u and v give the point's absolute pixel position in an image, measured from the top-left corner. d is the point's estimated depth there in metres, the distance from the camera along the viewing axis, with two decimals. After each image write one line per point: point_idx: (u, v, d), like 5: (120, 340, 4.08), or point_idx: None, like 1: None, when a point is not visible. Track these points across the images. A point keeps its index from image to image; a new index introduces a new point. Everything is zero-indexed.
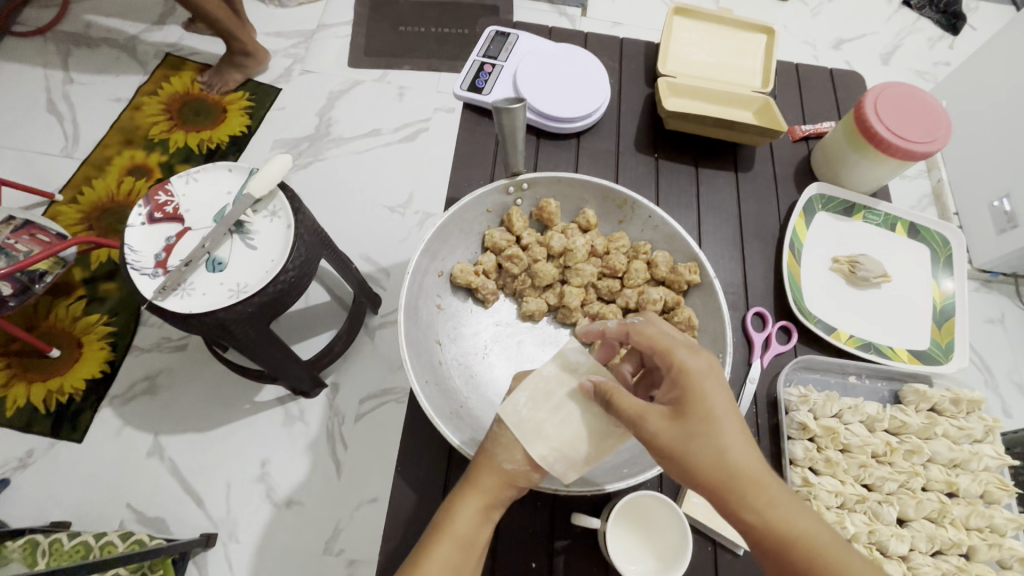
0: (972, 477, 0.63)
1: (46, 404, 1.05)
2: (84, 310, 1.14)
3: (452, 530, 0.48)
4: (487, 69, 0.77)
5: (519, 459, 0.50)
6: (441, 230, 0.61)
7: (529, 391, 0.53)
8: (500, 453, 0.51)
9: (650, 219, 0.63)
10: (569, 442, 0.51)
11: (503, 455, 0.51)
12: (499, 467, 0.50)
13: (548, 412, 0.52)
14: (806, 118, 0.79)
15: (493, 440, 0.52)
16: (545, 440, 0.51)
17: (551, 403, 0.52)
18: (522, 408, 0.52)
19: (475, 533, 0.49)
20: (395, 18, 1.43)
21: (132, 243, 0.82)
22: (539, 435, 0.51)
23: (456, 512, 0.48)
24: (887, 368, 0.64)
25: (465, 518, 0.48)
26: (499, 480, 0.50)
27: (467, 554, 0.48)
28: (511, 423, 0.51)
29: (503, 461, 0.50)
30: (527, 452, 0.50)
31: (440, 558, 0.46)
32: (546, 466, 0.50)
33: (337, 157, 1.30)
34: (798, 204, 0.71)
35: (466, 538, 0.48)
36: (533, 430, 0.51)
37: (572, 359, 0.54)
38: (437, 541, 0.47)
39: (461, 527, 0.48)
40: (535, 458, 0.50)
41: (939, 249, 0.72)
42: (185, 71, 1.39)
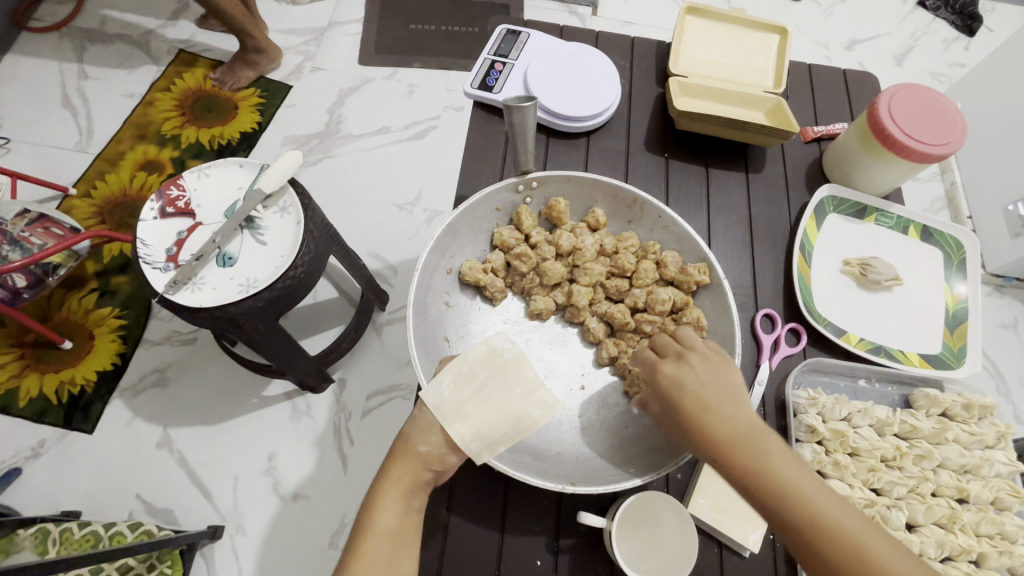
0: (983, 483, 0.63)
1: (58, 395, 1.06)
2: (96, 303, 1.15)
3: (376, 528, 0.49)
4: (499, 67, 0.77)
5: (433, 441, 0.51)
6: (450, 228, 0.61)
7: (453, 374, 0.52)
8: (413, 437, 0.52)
9: (659, 220, 0.63)
10: (488, 424, 0.50)
11: (418, 438, 0.52)
12: (414, 450, 0.52)
13: (469, 397, 0.51)
14: (818, 119, 0.79)
15: (410, 425, 0.53)
16: (464, 420, 0.51)
17: (474, 387, 0.52)
18: (444, 390, 0.52)
19: (399, 524, 0.50)
20: (406, 16, 1.43)
21: (144, 238, 0.83)
22: (458, 416, 0.51)
23: (377, 510, 0.50)
24: (898, 372, 0.64)
25: (386, 513, 0.50)
26: (411, 466, 0.51)
27: (398, 547, 0.49)
28: (432, 405, 0.51)
29: (417, 444, 0.52)
30: (441, 436, 0.51)
31: (369, 559, 0.48)
32: (464, 448, 0.50)
33: (346, 154, 1.31)
34: (809, 206, 0.71)
35: (390, 531, 0.49)
36: (452, 412, 0.51)
37: (498, 345, 0.53)
38: (363, 543, 0.49)
39: (383, 522, 0.50)
40: (447, 443, 0.51)
41: (953, 252, 0.71)
42: (197, 67, 1.41)
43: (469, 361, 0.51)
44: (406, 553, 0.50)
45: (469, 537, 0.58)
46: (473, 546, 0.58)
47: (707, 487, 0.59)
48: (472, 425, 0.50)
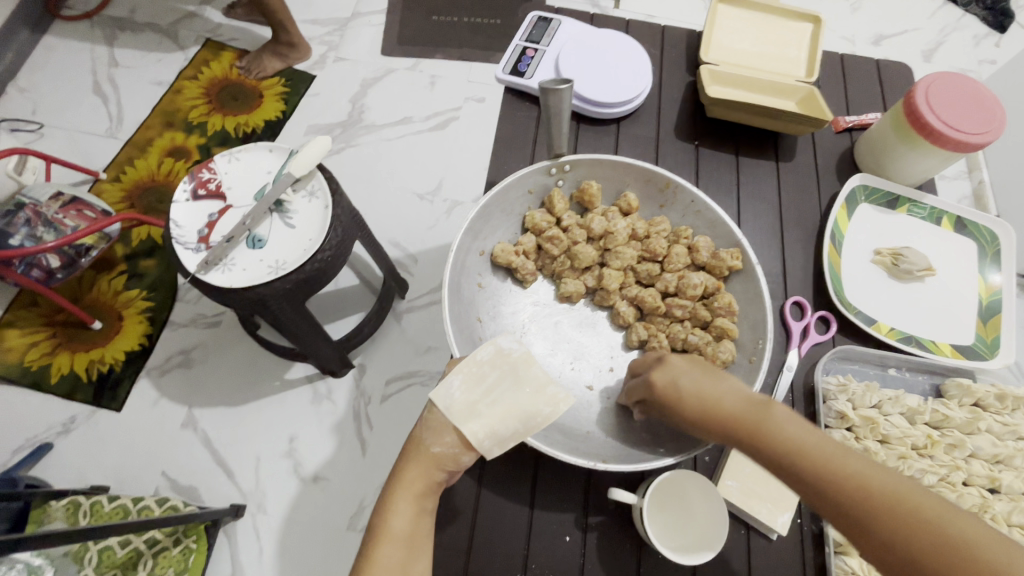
0: (1016, 474, 0.61)
1: (87, 374, 1.09)
2: (125, 285, 1.18)
3: (390, 531, 0.50)
4: (530, 53, 0.78)
5: (446, 442, 0.53)
6: (483, 209, 0.62)
7: (462, 375, 0.54)
8: (427, 440, 0.53)
9: (692, 204, 0.64)
10: (501, 422, 0.52)
11: (431, 439, 0.53)
12: (428, 452, 0.53)
13: (481, 396, 0.53)
14: (850, 109, 0.78)
15: (423, 426, 0.54)
16: (478, 419, 0.52)
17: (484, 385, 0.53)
18: (455, 391, 0.53)
19: (413, 526, 0.51)
20: (429, 7, 1.44)
21: (177, 219, 0.85)
22: (472, 415, 0.52)
23: (390, 513, 0.50)
24: (929, 361, 0.64)
25: (401, 515, 0.50)
26: (426, 467, 0.53)
27: (413, 550, 0.50)
28: (443, 406, 0.52)
29: (430, 445, 0.53)
30: (455, 434, 0.53)
31: (382, 560, 0.48)
32: (478, 446, 0.51)
33: (369, 143, 1.32)
34: (840, 195, 0.71)
35: (405, 533, 0.50)
36: (464, 412, 0.52)
37: (505, 345, 0.54)
38: (379, 545, 0.49)
39: (397, 525, 0.50)
40: (461, 441, 0.52)
41: (987, 244, 0.71)
42: (225, 56, 1.43)
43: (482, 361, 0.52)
44: (420, 554, 0.50)
45: (499, 512, 0.60)
46: (503, 521, 0.60)
47: (736, 469, 0.60)
48: (486, 423, 0.52)
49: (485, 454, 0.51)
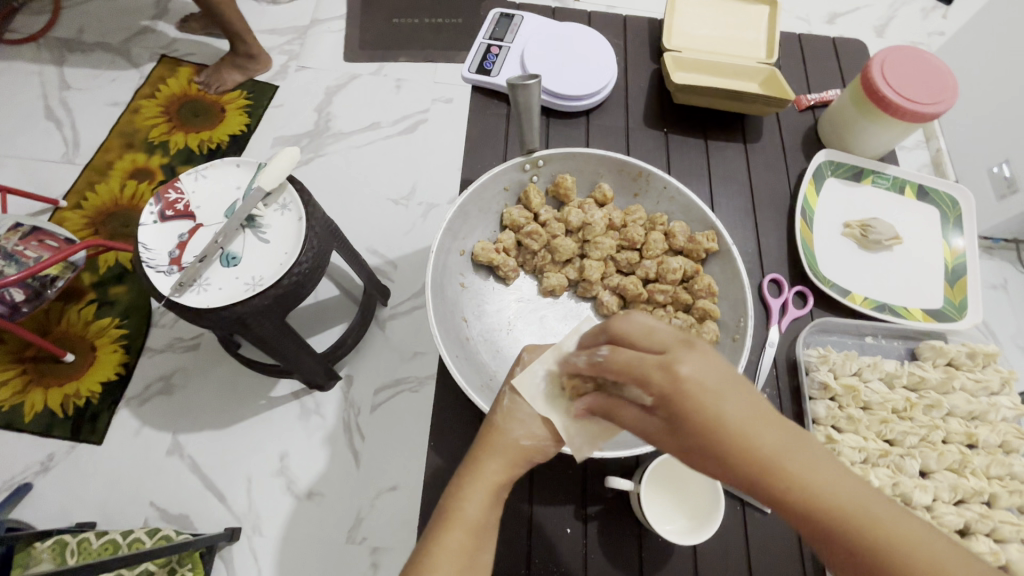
0: (990, 428, 0.64)
1: (63, 409, 1.06)
2: (96, 314, 1.15)
3: (462, 518, 0.45)
4: (495, 50, 0.78)
5: (535, 435, 0.50)
6: (460, 210, 0.62)
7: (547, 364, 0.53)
8: (512, 428, 0.50)
9: (665, 190, 0.65)
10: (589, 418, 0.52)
11: (519, 431, 0.50)
12: (513, 444, 0.49)
13: (565, 390, 0.52)
14: (811, 87, 0.80)
15: (508, 414, 0.51)
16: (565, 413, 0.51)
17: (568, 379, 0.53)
18: (543, 381, 0.52)
19: (485, 518, 0.46)
20: (389, 10, 1.42)
21: (145, 242, 0.82)
22: (561, 408, 0.51)
23: (465, 498, 0.46)
24: (903, 327, 0.66)
25: (476, 503, 0.45)
26: (508, 457, 0.49)
27: (481, 542, 0.45)
28: (532, 395, 0.51)
29: (519, 437, 0.49)
30: (545, 428, 0.50)
31: (449, 549, 0.43)
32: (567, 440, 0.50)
33: (338, 152, 1.30)
34: (808, 172, 0.72)
35: (474, 523, 0.45)
36: (556, 403, 0.51)
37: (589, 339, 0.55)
38: (445, 532, 0.44)
39: (471, 513, 0.45)
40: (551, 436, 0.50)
41: (949, 209, 0.73)
42: (182, 72, 1.39)
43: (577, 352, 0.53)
44: (486, 550, 0.45)
45: (497, 510, 0.60)
46: (501, 519, 0.60)
47: None
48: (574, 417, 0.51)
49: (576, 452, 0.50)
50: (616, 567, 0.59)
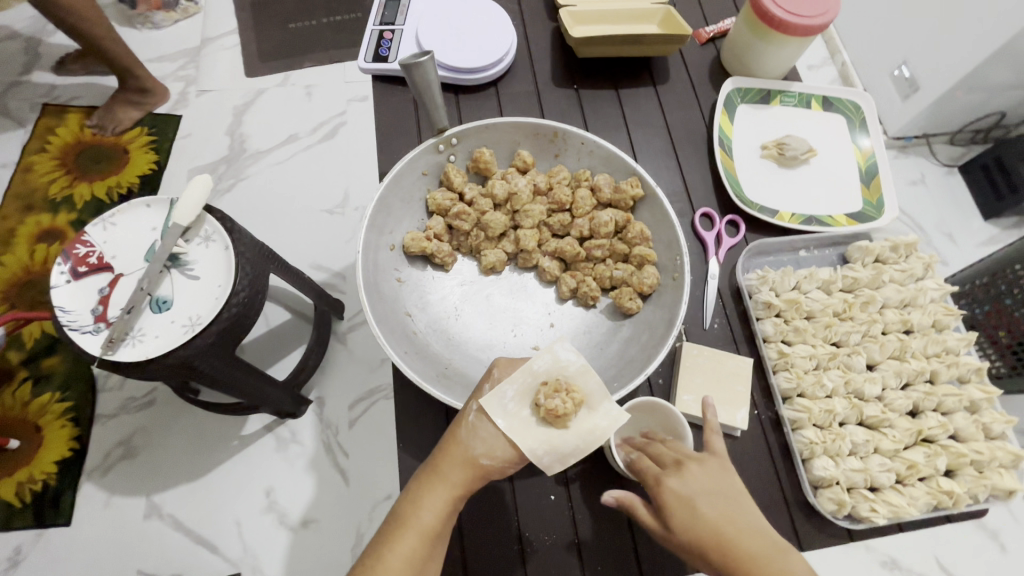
0: (922, 311, 0.68)
1: (20, 498, 0.99)
2: (33, 392, 1.07)
3: (417, 523, 0.49)
4: (388, 35, 0.75)
5: (497, 457, 0.51)
6: (381, 203, 0.60)
7: (517, 387, 0.54)
8: (470, 442, 0.51)
9: (583, 146, 0.65)
10: (557, 438, 0.52)
11: (481, 451, 0.51)
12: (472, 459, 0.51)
13: (535, 412, 0.53)
14: (708, 20, 0.81)
15: (471, 431, 0.52)
16: (531, 434, 0.52)
17: (539, 402, 0.52)
18: (508, 400, 0.53)
19: (440, 524, 0.49)
20: (282, 15, 1.35)
21: (62, 305, 0.76)
22: (528, 428, 0.52)
23: (421, 505, 0.49)
24: (830, 234, 0.69)
25: (432, 510, 0.49)
26: (465, 469, 0.50)
27: (432, 545, 0.49)
28: (496, 412, 0.52)
29: (481, 456, 0.51)
30: (506, 449, 0.51)
31: (399, 551, 0.47)
32: (531, 457, 0.51)
33: (259, 172, 1.24)
34: (718, 103, 0.74)
35: (428, 526, 0.49)
36: (517, 423, 0.52)
37: (561, 361, 0.54)
38: (401, 533, 0.48)
39: (427, 519, 0.49)
40: (509, 457, 0.51)
41: (853, 115, 0.77)
42: (70, 118, 1.29)
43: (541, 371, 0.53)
44: (440, 548, 0.50)
45: (484, 491, 0.64)
46: (489, 499, 0.64)
47: (688, 383, 0.62)
48: (539, 435, 0.52)
49: (541, 468, 0.51)
50: (604, 522, 0.64)
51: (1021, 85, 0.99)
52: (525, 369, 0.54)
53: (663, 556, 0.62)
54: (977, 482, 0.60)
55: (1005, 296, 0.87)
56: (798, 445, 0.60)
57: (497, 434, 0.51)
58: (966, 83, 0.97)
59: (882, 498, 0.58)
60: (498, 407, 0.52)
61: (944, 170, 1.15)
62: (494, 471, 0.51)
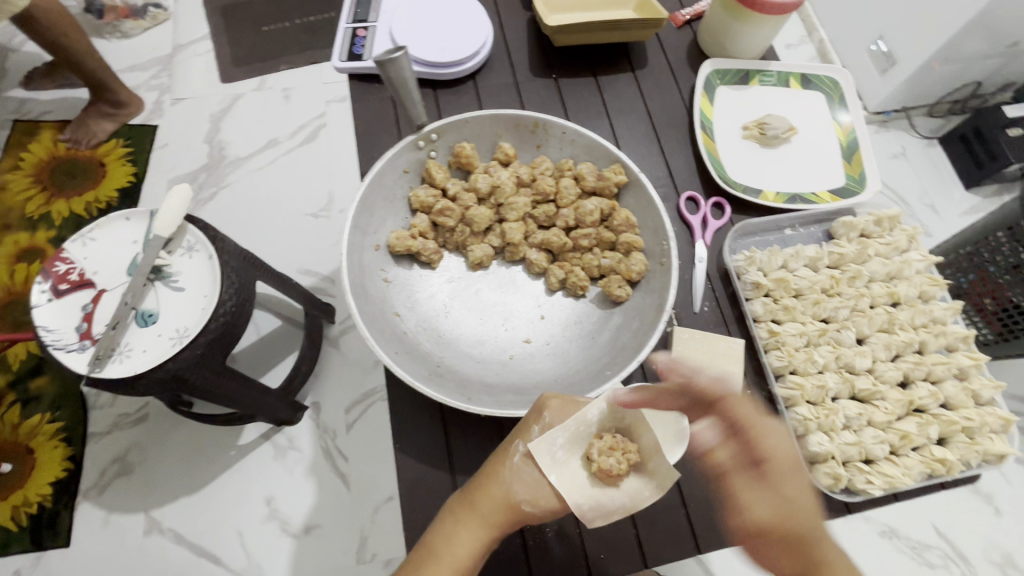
0: (908, 283, 0.68)
1: (16, 521, 0.97)
2: (22, 414, 1.05)
3: (452, 556, 0.50)
4: (362, 33, 0.74)
5: (540, 504, 0.53)
6: (363, 203, 0.60)
7: (568, 433, 0.54)
8: (510, 481, 0.52)
9: (564, 135, 0.64)
10: (602, 494, 0.55)
11: (525, 496, 0.52)
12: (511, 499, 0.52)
13: (585, 465, 0.55)
14: (683, 3, 0.81)
15: (513, 474, 0.53)
16: (579, 487, 0.54)
17: (591, 455, 0.54)
18: (558, 448, 0.54)
19: (472, 562, 0.50)
20: (255, 18, 1.33)
21: (44, 324, 0.75)
22: (576, 481, 0.54)
23: (457, 539, 0.50)
24: (815, 211, 0.69)
25: (466, 546, 0.50)
26: (501, 510, 0.52)
27: None
28: (546, 460, 0.53)
29: (523, 500, 0.52)
30: (550, 498, 0.53)
31: None
32: (574, 510, 0.54)
33: (241, 179, 1.23)
34: (698, 86, 0.73)
35: (460, 564, 0.50)
36: (565, 475, 0.54)
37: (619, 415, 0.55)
38: (434, 566, 0.49)
39: (460, 555, 0.50)
40: (551, 506, 0.53)
41: (832, 91, 0.77)
42: (43, 133, 1.26)
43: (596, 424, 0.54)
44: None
45: None
46: None
47: (682, 366, 0.62)
48: (586, 487, 0.54)
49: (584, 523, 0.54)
50: (605, 510, 0.64)
51: (997, 53, 0.99)
52: (580, 418, 0.55)
53: (664, 542, 0.63)
54: (969, 448, 0.61)
55: (989, 263, 0.88)
56: (792, 422, 0.60)
57: (544, 484, 0.53)
58: (942, 55, 0.97)
59: (877, 469, 0.59)
60: (548, 458, 0.53)
61: (924, 142, 1.16)
62: (531, 516, 0.52)
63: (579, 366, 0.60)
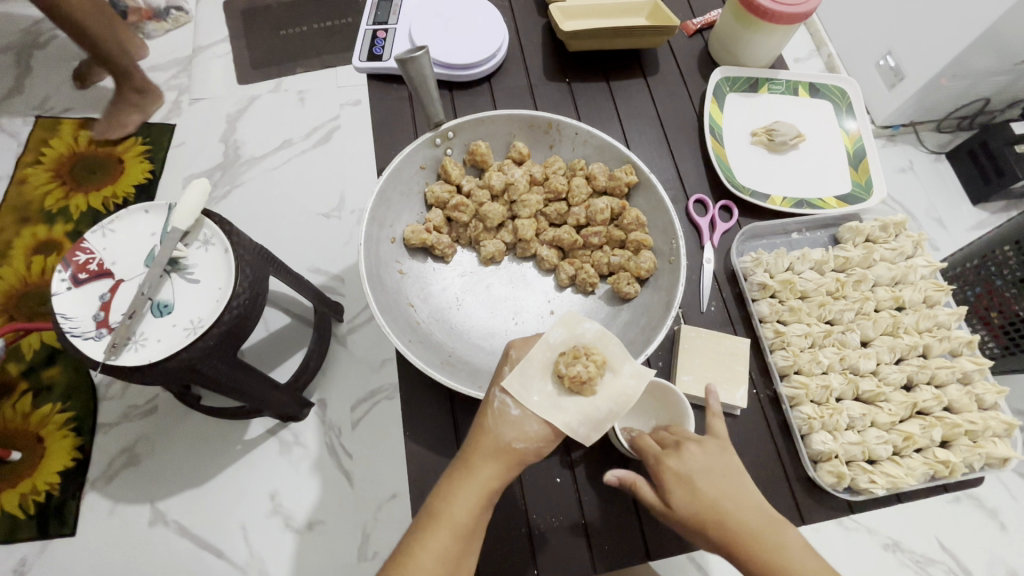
0: (913, 288, 0.69)
1: (24, 509, 0.99)
2: (33, 403, 1.06)
3: (451, 517, 0.48)
4: (382, 34, 0.76)
5: (529, 436, 0.50)
6: (381, 196, 0.61)
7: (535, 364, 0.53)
8: (503, 430, 0.50)
9: (577, 136, 0.66)
10: (590, 406, 0.51)
11: (512, 434, 0.50)
12: (507, 446, 0.50)
13: (556, 385, 0.52)
14: (695, 12, 0.83)
15: (498, 419, 0.51)
16: (561, 409, 0.51)
17: (560, 372, 0.52)
18: (532, 386, 0.52)
19: (473, 521, 0.48)
20: (273, 22, 1.36)
21: (64, 312, 0.76)
22: (552, 401, 0.51)
23: (453, 501, 0.48)
24: (821, 216, 0.70)
25: (464, 506, 0.48)
26: (501, 460, 0.50)
27: (467, 542, 0.48)
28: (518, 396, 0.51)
29: (513, 440, 0.50)
30: (539, 428, 0.51)
31: (435, 547, 0.47)
32: (568, 431, 0.50)
33: (256, 177, 1.25)
34: (707, 92, 0.75)
35: (461, 524, 0.48)
36: (546, 404, 0.51)
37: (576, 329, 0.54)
38: (434, 530, 0.47)
39: (459, 515, 0.48)
40: (546, 434, 0.51)
41: (840, 100, 0.78)
42: (64, 129, 1.29)
43: (557, 342, 0.53)
44: (473, 546, 0.48)
45: None
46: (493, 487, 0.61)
47: (688, 364, 0.62)
48: (567, 405, 0.52)
49: (580, 441, 0.50)
50: (608, 501, 0.61)
51: (1005, 69, 1.00)
52: (542, 344, 0.54)
53: (669, 536, 0.59)
54: (972, 451, 0.61)
55: (995, 276, 0.89)
56: (797, 421, 0.61)
57: (523, 411, 0.51)
58: (950, 71, 0.98)
59: (880, 469, 0.59)
60: (521, 389, 0.52)
61: (932, 156, 1.17)
62: (528, 454, 0.51)
63: None
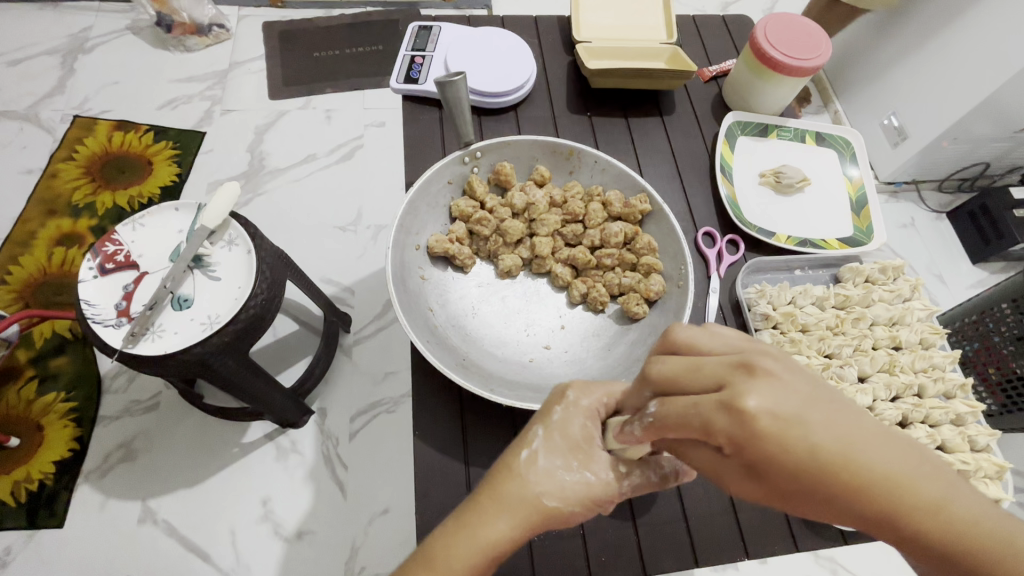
0: (910, 329, 0.72)
1: (15, 497, 0.99)
2: (38, 391, 1.07)
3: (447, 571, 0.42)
4: (418, 60, 0.81)
5: (563, 491, 0.45)
6: (409, 205, 0.65)
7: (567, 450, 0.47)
8: (535, 484, 0.45)
9: (596, 164, 0.70)
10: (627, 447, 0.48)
11: (546, 486, 0.45)
12: (532, 499, 0.44)
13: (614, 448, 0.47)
14: (711, 61, 0.89)
15: (540, 470, 0.45)
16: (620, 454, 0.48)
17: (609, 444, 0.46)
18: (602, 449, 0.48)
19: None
20: (309, 44, 1.44)
21: (88, 298, 0.79)
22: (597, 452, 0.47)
23: (454, 545, 0.43)
24: (824, 256, 0.74)
25: (467, 562, 0.43)
26: (525, 510, 0.44)
27: None
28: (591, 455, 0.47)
29: (544, 494, 0.44)
30: (578, 485, 0.45)
31: None
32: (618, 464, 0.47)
33: (277, 188, 1.30)
34: (720, 134, 0.80)
35: None
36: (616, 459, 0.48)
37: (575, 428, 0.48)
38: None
39: (457, 571, 0.42)
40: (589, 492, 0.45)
41: (844, 149, 0.83)
42: (99, 129, 1.34)
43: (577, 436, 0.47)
44: None
45: None
46: None
47: None
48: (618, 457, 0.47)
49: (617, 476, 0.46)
50: (609, 515, 0.61)
51: (1004, 136, 1.05)
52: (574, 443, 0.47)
53: (663, 550, 0.59)
54: None
55: (993, 333, 0.90)
56: None
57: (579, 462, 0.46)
58: (952, 134, 1.03)
59: None
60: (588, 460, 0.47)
61: (933, 216, 1.21)
62: (562, 511, 0.45)
63: (596, 368, 0.63)
